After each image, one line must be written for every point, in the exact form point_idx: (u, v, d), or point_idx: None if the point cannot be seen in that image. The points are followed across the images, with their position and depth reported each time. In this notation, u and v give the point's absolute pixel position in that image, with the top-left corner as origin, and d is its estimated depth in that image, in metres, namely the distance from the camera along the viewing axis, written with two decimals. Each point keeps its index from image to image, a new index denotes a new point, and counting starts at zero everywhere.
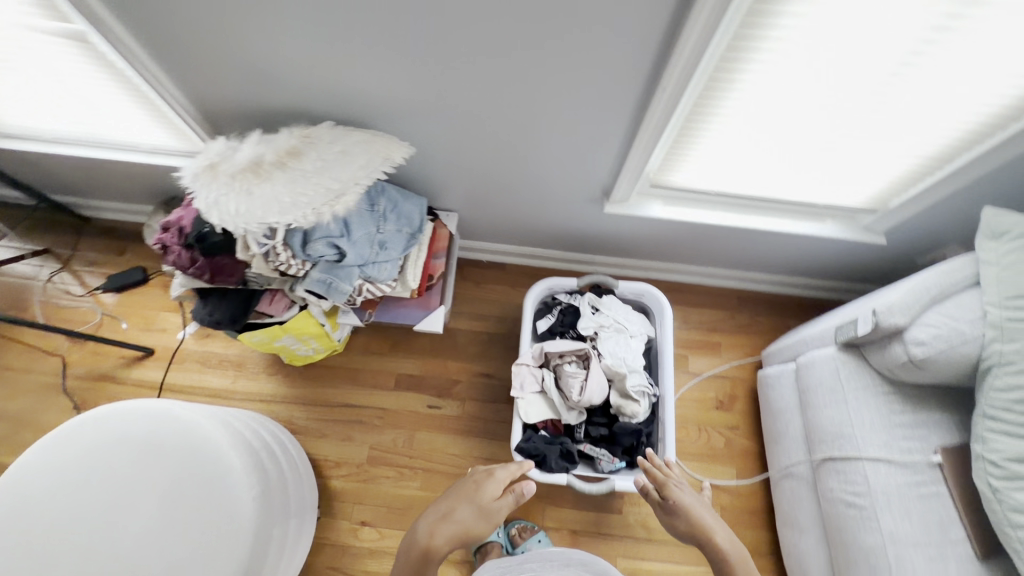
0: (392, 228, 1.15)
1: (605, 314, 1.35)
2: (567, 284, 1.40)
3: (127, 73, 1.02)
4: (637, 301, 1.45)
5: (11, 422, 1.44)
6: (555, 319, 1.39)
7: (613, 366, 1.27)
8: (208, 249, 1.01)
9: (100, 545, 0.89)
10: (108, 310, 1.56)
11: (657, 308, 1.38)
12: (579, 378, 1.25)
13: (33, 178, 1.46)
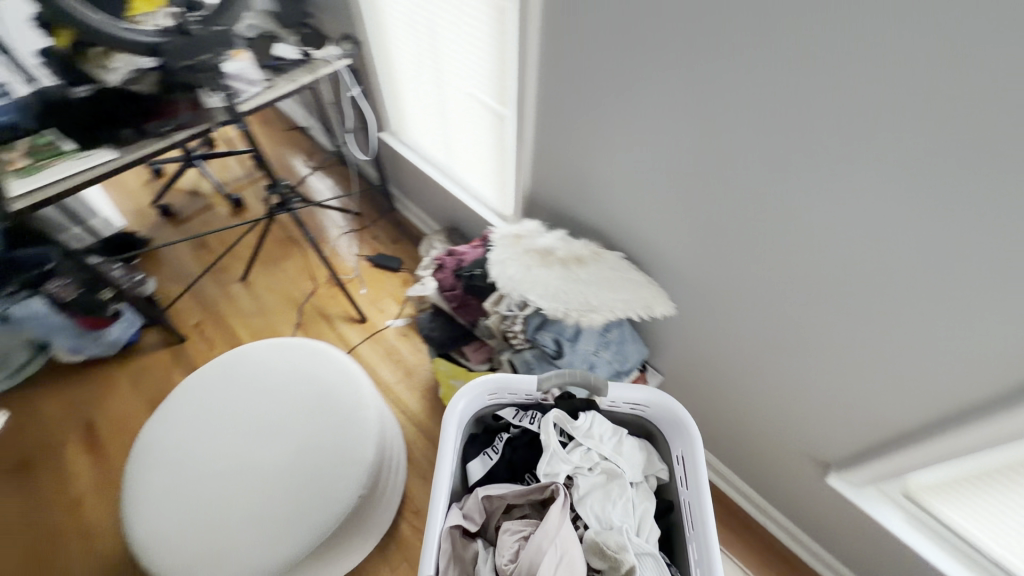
0: (608, 357, 1.13)
1: (582, 449, 1.04)
2: (518, 384, 1.08)
3: (501, 147, 1.30)
4: (651, 421, 1.11)
5: (259, 308, 1.85)
6: (496, 460, 1.07)
7: (610, 545, 0.91)
8: (468, 287, 1.21)
9: (252, 447, 1.12)
10: (361, 274, 1.93)
11: (678, 434, 1.05)
12: (542, 560, 0.87)
13: (390, 169, 1.96)
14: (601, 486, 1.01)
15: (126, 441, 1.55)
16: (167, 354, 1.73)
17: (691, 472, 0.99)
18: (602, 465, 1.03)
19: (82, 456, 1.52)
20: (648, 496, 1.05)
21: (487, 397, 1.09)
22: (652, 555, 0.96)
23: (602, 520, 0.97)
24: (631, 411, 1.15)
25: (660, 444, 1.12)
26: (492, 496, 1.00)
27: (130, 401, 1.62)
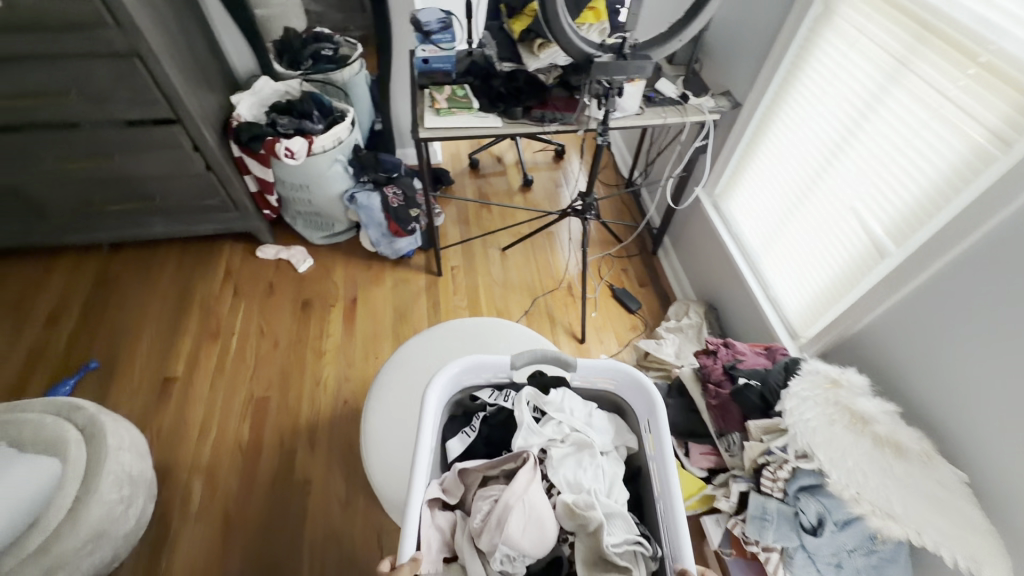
0: (863, 566, 0.90)
1: (554, 421, 1.02)
2: (497, 367, 1.07)
3: (849, 278, 1.14)
4: (607, 392, 1.11)
5: (504, 279, 2.01)
6: (474, 437, 1.05)
7: (578, 506, 0.90)
8: (738, 394, 1.09)
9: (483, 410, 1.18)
10: (598, 299, 1.93)
11: (641, 395, 1.03)
12: (509, 517, 0.86)
13: (677, 219, 1.91)
14: (574, 455, 0.99)
15: (369, 328, 1.84)
16: (423, 279, 1.99)
17: (660, 446, 0.93)
18: (571, 435, 1.00)
19: (339, 320, 1.86)
20: (618, 477, 0.99)
21: (460, 384, 1.07)
22: (635, 541, 0.88)
23: (551, 468, 0.96)
24: (605, 387, 1.11)
25: (629, 414, 1.08)
26: (466, 470, 0.97)
27: (385, 299, 1.93)
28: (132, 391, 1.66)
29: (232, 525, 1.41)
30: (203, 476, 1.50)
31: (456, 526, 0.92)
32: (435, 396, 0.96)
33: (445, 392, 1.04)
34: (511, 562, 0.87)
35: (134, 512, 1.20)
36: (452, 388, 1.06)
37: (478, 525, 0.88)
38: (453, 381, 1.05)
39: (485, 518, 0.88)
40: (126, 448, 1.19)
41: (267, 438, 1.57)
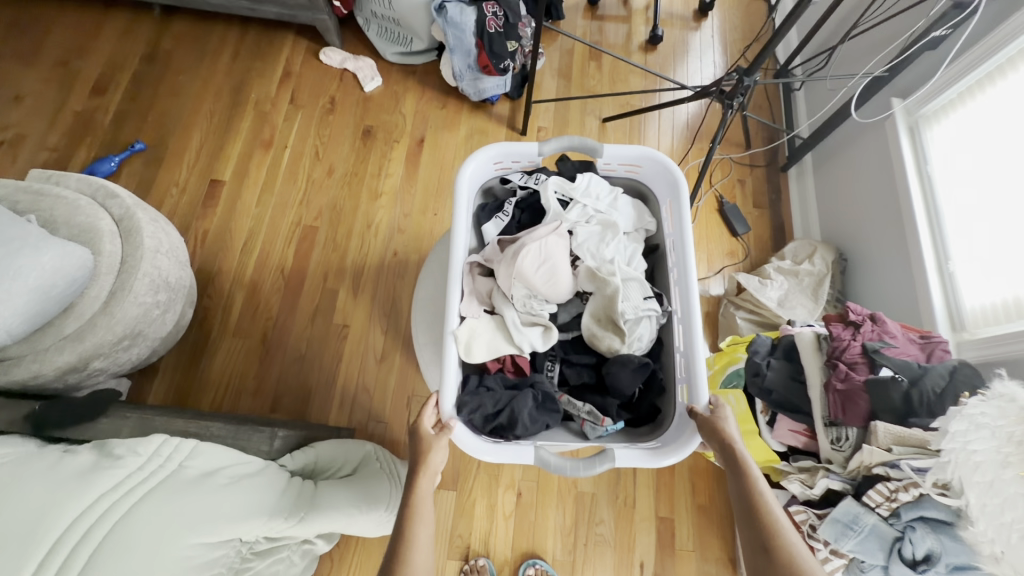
0: None
1: (580, 206, 1.05)
2: (526, 156, 1.06)
3: None
4: (631, 180, 1.13)
5: None
6: (508, 221, 1.08)
7: (599, 272, 0.99)
8: (874, 385, 0.87)
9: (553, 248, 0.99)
10: (701, 209, 1.62)
11: (668, 182, 1.04)
12: (524, 255, 0.96)
13: (835, 135, 1.49)
14: (598, 232, 1.04)
15: (432, 178, 1.61)
16: (504, 134, 1.69)
17: (678, 221, 0.99)
18: (596, 215, 1.05)
19: (401, 160, 1.62)
20: (639, 241, 1.07)
21: (493, 166, 1.07)
22: (638, 279, 1.00)
23: (575, 243, 1.03)
24: (626, 176, 1.13)
25: (651, 201, 1.11)
26: (505, 242, 1.03)
27: (456, 148, 1.66)
28: (177, 186, 1.53)
29: (269, 350, 1.39)
30: (243, 294, 1.44)
31: (490, 283, 1.02)
32: (467, 186, 0.98)
33: (474, 180, 1.05)
34: (528, 303, 0.98)
35: (171, 317, 1.15)
36: (483, 173, 1.07)
37: (498, 263, 1.00)
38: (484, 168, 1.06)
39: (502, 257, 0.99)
40: (164, 253, 1.09)
41: (310, 271, 1.47)
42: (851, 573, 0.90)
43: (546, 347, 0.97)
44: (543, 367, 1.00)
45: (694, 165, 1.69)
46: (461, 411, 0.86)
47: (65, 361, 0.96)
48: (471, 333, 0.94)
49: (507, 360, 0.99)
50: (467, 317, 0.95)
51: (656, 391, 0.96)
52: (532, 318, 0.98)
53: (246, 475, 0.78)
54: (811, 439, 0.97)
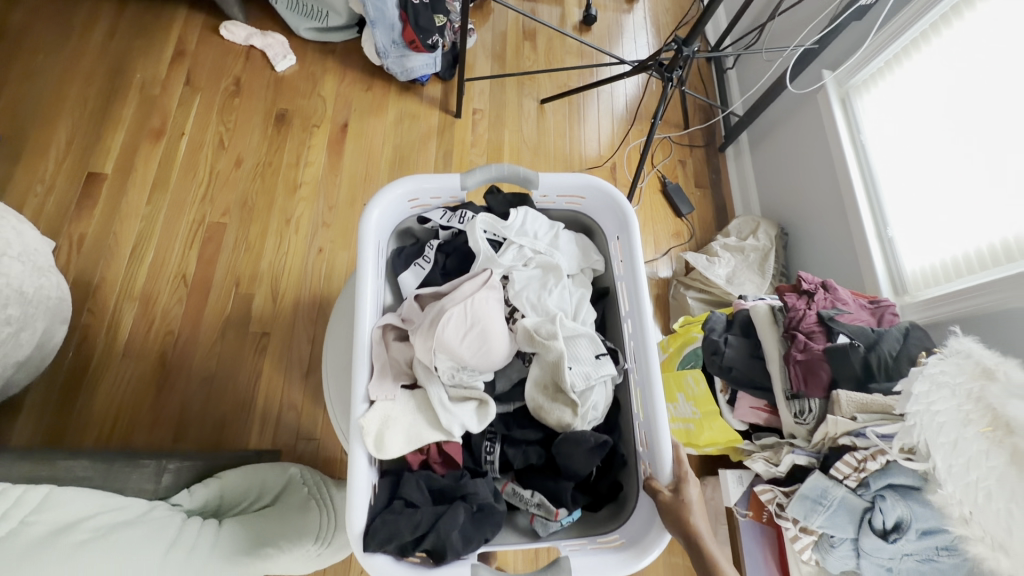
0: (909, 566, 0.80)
1: (515, 247, 0.91)
2: (447, 190, 0.91)
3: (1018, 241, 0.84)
4: (574, 212, 0.99)
5: (535, 139, 1.61)
6: (430, 268, 0.93)
7: (538, 333, 0.84)
8: (833, 352, 0.84)
9: (482, 309, 0.83)
10: (644, 190, 1.59)
11: (614, 215, 0.91)
12: (447, 322, 0.80)
13: (769, 112, 1.50)
14: (538, 279, 0.91)
15: (359, 165, 1.46)
16: (437, 116, 1.56)
17: (629, 262, 0.86)
18: (535, 258, 0.92)
19: (321, 148, 1.46)
20: (586, 284, 0.94)
21: (407, 202, 0.91)
22: (587, 335, 0.86)
23: (512, 292, 0.89)
24: (569, 207, 0.99)
25: (596, 235, 0.98)
26: (424, 296, 0.88)
27: (385, 132, 1.51)
28: (43, 182, 1.28)
29: (170, 369, 1.18)
30: (136, 305, 1.22)
31: (410, 350, 0.85)
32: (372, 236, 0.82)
33: (383, 222, 0.88)
34: (456, 374, 0.82)
35: (31, 336, 0.93)
36: (395, 210, 0.90)
37: (418, 329, 0.83)
38: (398, 208, 0.91)
39: (421, 323, 0.83)
40: (14, 254, 0.88)
41: (218, 277, 1.27)
42: (818, 551, 0.86)
43: (482, 427, 0.82)
44: (481, 451, 0.84)
45: (635, 145, 1.65)
46: (374, 541, 0.67)
47: None
48: (384, 418, 0.76)
49: (433, 449, 0.81)
50: (377, 401, 0.77)
51: (617, 466, 0.83)
52: (464, 393, 0.83)
53: (120, 524, 0.61)
54: (772, 415, 0.94)
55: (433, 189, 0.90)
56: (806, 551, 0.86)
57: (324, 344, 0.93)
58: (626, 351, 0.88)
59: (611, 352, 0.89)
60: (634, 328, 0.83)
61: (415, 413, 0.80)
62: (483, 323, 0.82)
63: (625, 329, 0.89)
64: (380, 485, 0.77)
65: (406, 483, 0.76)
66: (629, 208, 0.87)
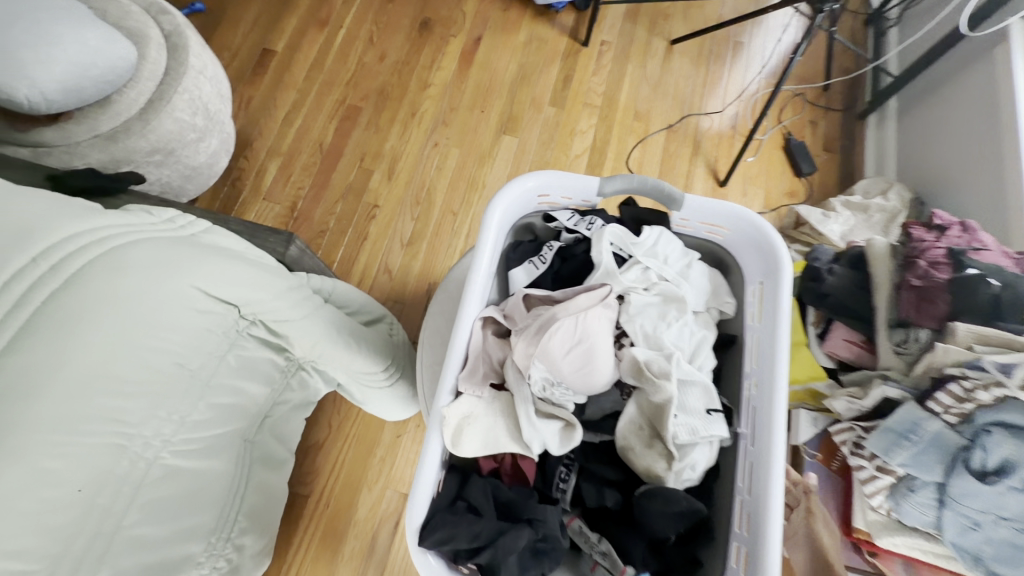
0: (1003, 534, 0.69)
1: (640, 266, 0.77)
2: (583, 190, 0.80)
3: None
4: (712, 244, 0.84)
5: (658, 77, 1.59)
6: (544, 270, 0.80)
7: (650, 368, 0.70)
8: (959, 283, 0.76)
9: (586, 325, 0.71)
10: (764, 143, 1.50)
11: (764, 257, 0.75)
12: (555, 331, 0.70)
13: (930, 74, 1.35)
14: (657, 307, 0.76)
15: (484, 76, 1.54)
16: (565, 42, 1.60)
17: (772, 313, 0.70)
18: (659, 283, 0.76)
19: (454, 56, 1.56)
20: (710, 325, 0.78)
21: (537, 198, 0.81)
22: (702, 383, 0.71)
23: (625, 314, 0.75)
24: (710, 238, 0.84)
25: (733, 274, 0.82)
26: (533, 297, 0.76)
27: (513, 51, 1.58)
28: (229, 50, 1.52)
29: (296, 218, 1.35)
30: (278, 162, 1.41)
31: (505, 350, 0.75)
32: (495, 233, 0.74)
33: (508, 214, 0.79)
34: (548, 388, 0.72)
35: (204, 151, 1.12)
36: (522, 205, 0.80)
37: (520, 331, 0.73)
38: (527, 203, 0.81)
39: (526, 326, 0.73)
40: (206, 77, 1.06)
41: (348, 150, 1.43)
42: (893, 499, 0.77)
43: (562, 452, 0.70)
44: (554, 476, 0.72)
45: (763, 99, 1.57)
46: (430, 537, 0.61)
47: (96, 158, 0.94)
48: (465, 415, 0.68)
49: (507, 460, 0.71)
50: (463, 394, 0.69)
51: (702, 537, 0.66)
52: (551, 411, 0.71)
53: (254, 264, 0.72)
54: (865, 351, 0.89)
55: (571, 186, 0.79)
56: (876, 496, 0.78)
57: (427, 317, 0.90)
58: (743, 416, 0.72)
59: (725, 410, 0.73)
60: (764, 393, 0.67)
61: (499, 416, 0.70)
62: (587, 338, 0.71)
63: (746, 390, 0.73)
64: (444, 479, 0.69)
65: (471, 484, 0.68)
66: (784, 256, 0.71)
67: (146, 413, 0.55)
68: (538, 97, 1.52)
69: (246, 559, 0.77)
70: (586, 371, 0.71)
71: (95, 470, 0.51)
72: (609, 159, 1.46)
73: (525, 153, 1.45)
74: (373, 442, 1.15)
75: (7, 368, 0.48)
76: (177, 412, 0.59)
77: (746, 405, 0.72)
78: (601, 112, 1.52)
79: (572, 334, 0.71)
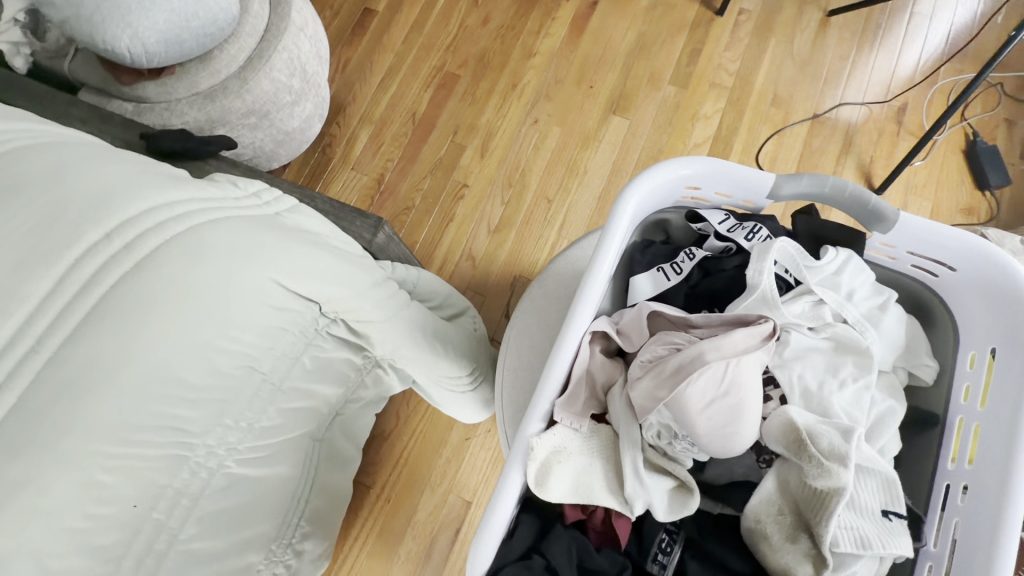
0: None
1: (810, 297, 0.60)
2: (749, 188, 0.61)
3: None
4: (918, 284, 0.64)
5: (807, 55, 1.32)
6: (678, 283, 0.65)
7: (816, 441, 0.52)
8: None
9: (741, 369, 0.52)
10: (939, 144, 1.21)
11: (1006, 319, 0.55)
12: (696, 376, 0.52)
13: None
14: (825, 353, 0.58)
15: (596, 46, 1.36)
16: (695, 10, 1.38)
17: (1011, 402, 0.52)
18: (831, 325, 0.59)
19: (565, 22, 1.39)
20: (897, 392, 0.60)
21: (682, 190, 0.63)
22: (887, 477, 0.53)
23: (777, 357, 0.58)
24: (916, 274, 0.64)
25: (942, 328, 0.63)
26: (660, 315, 0.60)
27: (632, 17, 1.38)
28: (331, 9, 1.45)
29: (382, 191, 1.28)
30: (370, 131, 1.34)
31: (615, 377, 0.60)
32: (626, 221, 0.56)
33: (646, 207, 0.62)
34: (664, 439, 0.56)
35: (298, 115, 1.06)
36: (664, 197, 0.63)
37: (644, 360, 0.57)
38: (669, 195, 0.63)
39: (653, 356, 0.56)
40: (306, 35, 0.99)
41: (441, 122, 1.33)
42: None
43: (668, 518, 0.55)
44: (653, 546, 0.57)
45: (943, 89, 1.27)
46: None
47: (193, 117, 0.90)
48: (557, 448, 0.54)
49: (598, 513, 0.58)
50: (557, 424, 0.55)
51: None
52: (664, 465, 0.56)
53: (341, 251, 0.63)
54: None
55: (736, 181, 0.60)
56: None
57: (519, 313, 0.77)
58: (933, 525, 0.55)
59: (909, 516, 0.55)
60: (981, 509, 0.50)
61: (594, 456, 0.57)
62: (737, 387, 0.52)
63: (943, 490, 0.56)
64: (522, 517, 0.57)
65: (554, 536, 0.56)
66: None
67: (209, 421, 0.48)
68: (656, 73, 1.32)
69: (305, 563, 0.71)
70: (726, 430, 0.52)
71: (151, 482, 0.45)
72: (734, 150, 1.25)
73: (635, 138, 1.27)
74: (440, 440, 1.07)
75: (65, 360, 0.42)
76: (243, 419, 0.52)
77: (942, 511, 0.55)
78: (730, 95, 1.29)
79: (716, 380, 0.52)
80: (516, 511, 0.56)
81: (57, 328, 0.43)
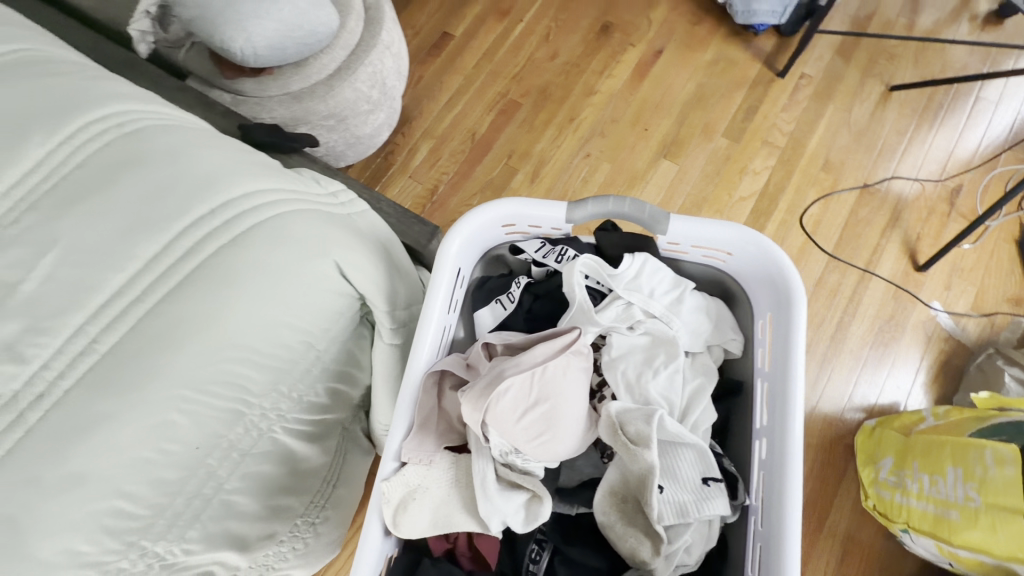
0: None
1: (621, 303, 0.66)
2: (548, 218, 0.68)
3: None
4: (711, 271, 0.73)
5: (863, 126, 1.34)
6: (514, 309, 0.69)
7: (629, 432, 0.57)
8: None
9: (546, 380, 0.56)
10: (991, 229, 1.20)
11: (772, 288, 0.64)
12: (507, 390, 0.54)
13: None
14: (642, 354, 0.64)
15: (656, 92, 1.42)
16: (756, 70, 1.42)
17: (781, 358, 0.60)
18: (660, 333, 0.65)
19: (628, 66, 1.46)
20: (709, 369, 0.67)
21: (501, 229, 0.70)
22: (698, 446, 0.58)
23: (607, 358, 0.64)
24: (706, 264, 0.73)
25: (741, 306, 0.71)
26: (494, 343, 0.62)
27: (693, 69, 1.44)
28: (412, 29, 1.56)
29: (434, 201, 1.36)
30: (429, 144, 1.42)
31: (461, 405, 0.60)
32: (454, 263, 0.63)
33: (471, 248, 0.67)
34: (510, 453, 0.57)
35: (372, 122, 1.15)
36: (485, 238, 0.69)
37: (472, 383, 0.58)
38: (483, 237, 0.69)
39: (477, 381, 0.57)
40: (392, 53, 1.08)
41: (498, 144, 1.40)
42: None
43: (528, 528, 0.57)
44: (523, 557, 0.61)
45: (1001, 175, 1.27)
46: None
47: (279, 113, 0.99)
48: (413, 484, 0.56)
49: (462, 538, 0.60)
50: (408, 465, 0.56)
51: None
52: (517, 479, 0.57)
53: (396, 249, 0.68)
54: None
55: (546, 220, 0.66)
56: None
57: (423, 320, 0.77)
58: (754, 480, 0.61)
59: (729, 479, 0.60)
60: (772, 457, 0.57)
61: (453, 485, 0.58)
62: (546, 396, 0.56)
63: (754, 449, 0.63)
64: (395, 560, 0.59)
65: (421, 572, 0.57)
66: (797, 290, 0.61)
67: (268, 386, 0.54)
68: (710, 125, 1.37)
69: (317, 537, 0.76)
70: (546, 433, 0.56)
71: (213, 433, 0.51)
72: (778, 208, 1.27)
73: (682, 183, 1.31)
74: None
75: (158, 314, 0.49)
76: (295, 390, 0.57)
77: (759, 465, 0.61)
78: (781, 154, 1.32)
79: (527, 394, 0.55)
80: (386, 555, 0.58)
81: (161, 283, 0.50)
